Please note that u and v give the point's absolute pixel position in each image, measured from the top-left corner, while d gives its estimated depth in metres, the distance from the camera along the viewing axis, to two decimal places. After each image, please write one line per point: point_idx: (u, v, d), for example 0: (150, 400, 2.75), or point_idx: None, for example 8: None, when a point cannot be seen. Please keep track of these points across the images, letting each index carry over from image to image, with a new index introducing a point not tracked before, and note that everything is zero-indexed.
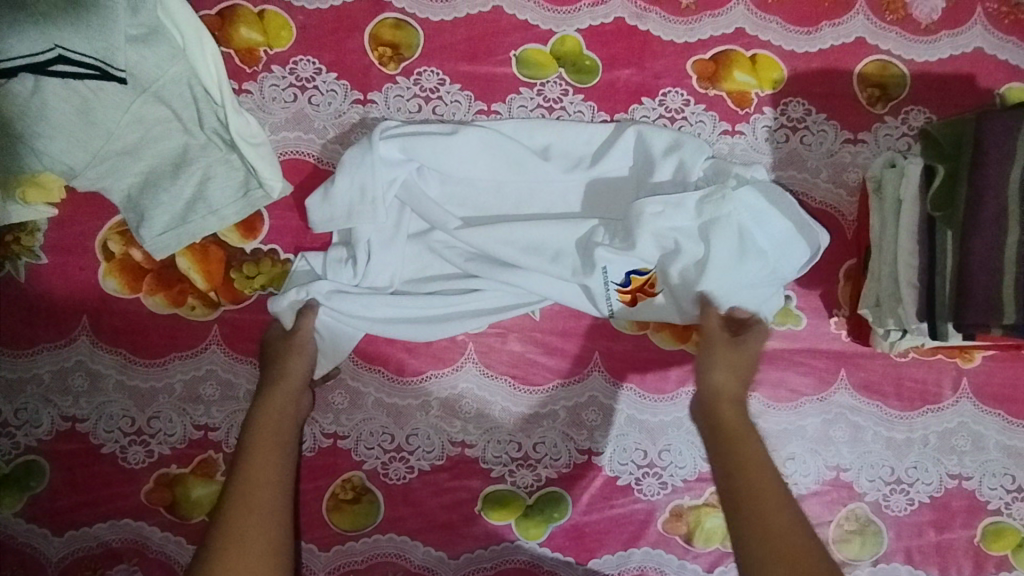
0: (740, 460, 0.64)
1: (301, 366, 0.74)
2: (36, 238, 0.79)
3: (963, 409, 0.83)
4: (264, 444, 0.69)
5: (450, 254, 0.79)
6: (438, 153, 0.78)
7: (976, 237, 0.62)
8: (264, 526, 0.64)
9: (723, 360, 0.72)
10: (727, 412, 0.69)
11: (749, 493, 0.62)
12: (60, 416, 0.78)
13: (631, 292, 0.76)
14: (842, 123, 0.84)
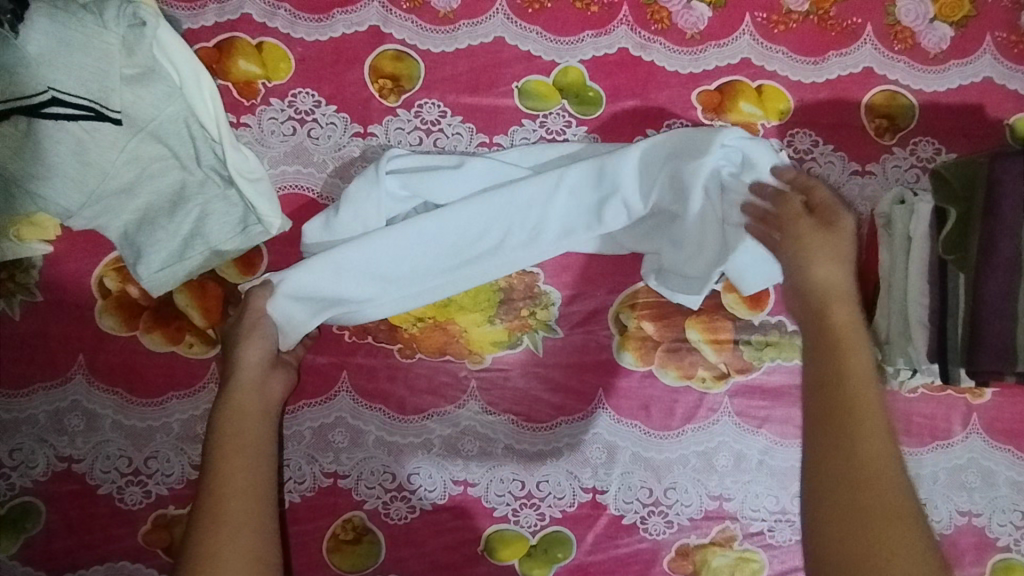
0: (844, 395, 0.59)
1: (257, 349, 0.73)
2: (31, 276, 0.78)
3: (973, 445, 0.82)
4: (232, 446, 0.68)
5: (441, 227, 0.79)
6: (439, 185, 0.77)
7: (990, 282, 0.61)
8: (240, 525, 0.64)
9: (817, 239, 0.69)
10: (839, 313, 0.66)
11: (855, 426, 0.57)
12: (56, 456, 0.77)
13: None
14: (851, 154, 0.83)
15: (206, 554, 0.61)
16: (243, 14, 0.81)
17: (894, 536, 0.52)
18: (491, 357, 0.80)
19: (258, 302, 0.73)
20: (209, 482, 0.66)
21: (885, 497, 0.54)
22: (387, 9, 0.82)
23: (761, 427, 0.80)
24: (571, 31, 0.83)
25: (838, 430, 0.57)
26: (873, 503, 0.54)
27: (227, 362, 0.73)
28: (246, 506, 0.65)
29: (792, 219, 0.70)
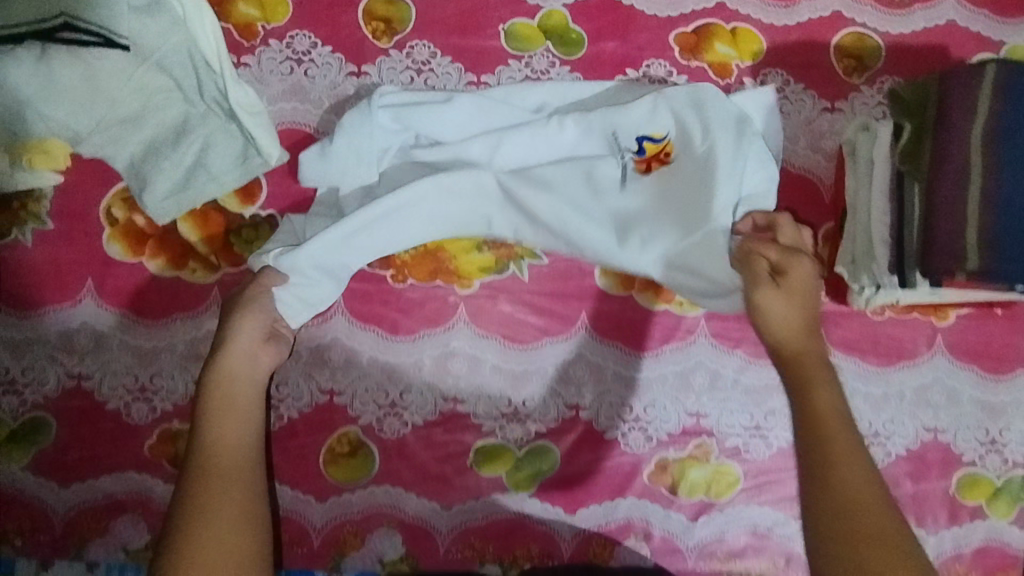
0: (829, 471, 0.63)
1: (253, 323, 0.75)
2: (43, 205, 0.82)
3: (938, 365, 0.86)
4: (221, 411, 0.72)
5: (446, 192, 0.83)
6: (430, 127, 0.82)
7: (940, 188, 0.66)
8: (231, 509, 0.66)
9: (782, 307, 0.70)
10: (821, 396, 0.67)
11: (846, 499, 0.61)
12: (66, 374, 0.81)
13: (646, 160, 0.80)
14: (820, 92, 0.87)
15: (197, 511, 0.66)
16: None
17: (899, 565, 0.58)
18: (479, 282, 0.84)
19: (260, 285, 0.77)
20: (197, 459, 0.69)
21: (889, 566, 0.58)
22: None
23: (736, 347, 0.85)
24: None
25: (832, 502, 0.62)
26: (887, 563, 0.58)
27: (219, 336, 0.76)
28: (232, 487, 0.68)
29: (755, 283, 0.71)
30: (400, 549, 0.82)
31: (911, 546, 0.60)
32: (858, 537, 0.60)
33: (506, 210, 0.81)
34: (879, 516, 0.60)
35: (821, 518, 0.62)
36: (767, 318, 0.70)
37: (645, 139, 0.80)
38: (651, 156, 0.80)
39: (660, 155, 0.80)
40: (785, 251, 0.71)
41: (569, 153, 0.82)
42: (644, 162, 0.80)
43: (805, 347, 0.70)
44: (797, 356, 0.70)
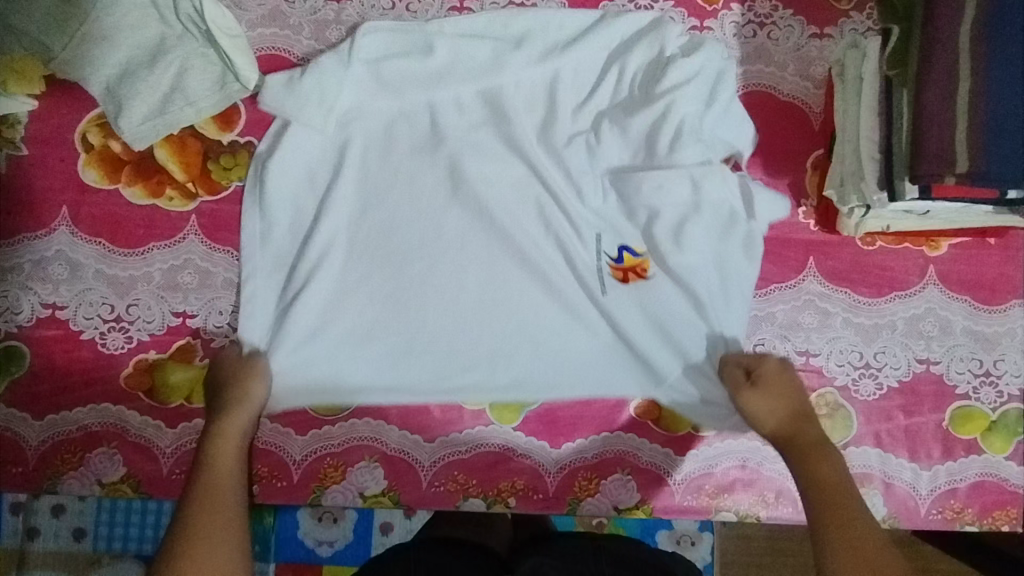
0: (847, 533, 0.66)
1: (258, 389, 0.75)
2: (18, 131, 0.80)
3: (930, 295, 0.84)
4: (222, 472, 0.70)
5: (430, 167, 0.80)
6: (410, 68, 0.79)
7: (927, 92, 0.64)
8: (218, 556, 0.65)
9: (764, 405, 0.75)
10: (824, 468, 0.71)
11: (866, 560, 0.63)
12: (40, 303, 0.79)
13: (624, 269, 0.78)
14: (809, 18, 0.86)
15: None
16: None
17: None
18: None
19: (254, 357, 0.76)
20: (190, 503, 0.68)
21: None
22: None
23: None
24: None
25: (855, 566, 0.63)
26: None
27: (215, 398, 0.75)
28: (225, 532, 0.66)
29: (737, 378, 0.76)
30: (382, 483, 0.80)
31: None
32: None
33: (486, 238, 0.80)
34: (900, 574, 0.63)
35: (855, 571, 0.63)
36: (762, 410, 0.75)
37: (626, 247, 0.78)
38: (629, 267, 0.78)
39: (638, 267, 0.78)
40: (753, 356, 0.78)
41: (546, 175, 0.79)
42: (622, 269, 0.78)
43: (802, 430, 0.74)
44: (793, 436, 0.74)
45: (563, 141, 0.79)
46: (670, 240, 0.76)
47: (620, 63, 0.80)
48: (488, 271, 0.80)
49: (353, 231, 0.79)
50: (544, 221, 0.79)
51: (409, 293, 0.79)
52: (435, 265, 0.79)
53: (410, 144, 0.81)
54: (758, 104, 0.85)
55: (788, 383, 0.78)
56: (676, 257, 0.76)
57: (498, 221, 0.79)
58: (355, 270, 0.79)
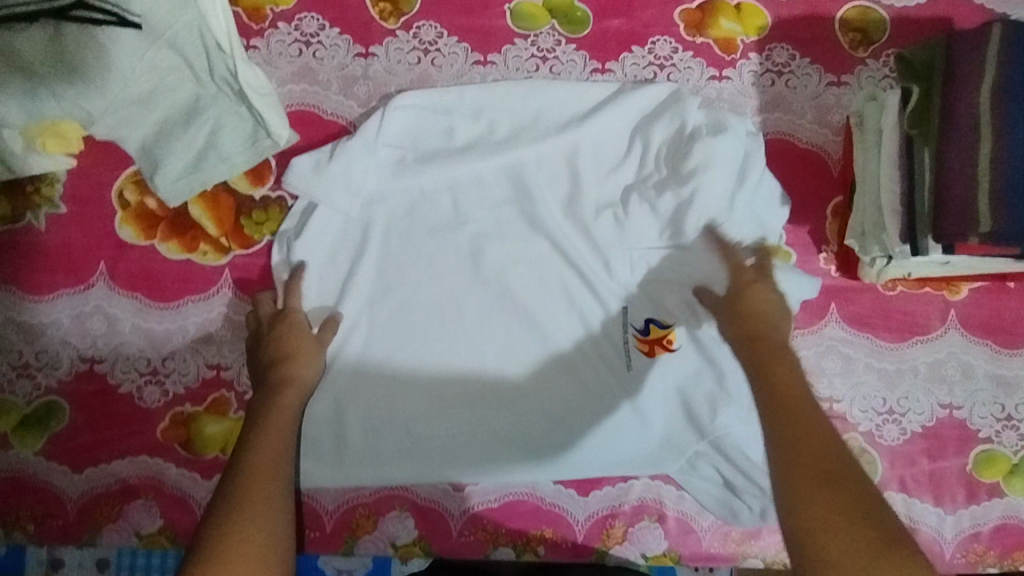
0: (792, 431, 0.60)
1: (310, 366, 0.75)
2: (56, 189, 0.83)
3: (952, 339, 0.85)
4: (273, 432, 0.69)
5: (455, 245, 0.81)
6: (437, 133, 0.82)
7: (949, 151, 0.65)
8: (269, 516, 0.62)
9: (732, 307, 0.72)
10: (783, 368, 0.66)
11: (804, 453, 0.58)
12: (79, 357, 0.82)
13: (650, 343, 0.77)
14: (826, 66, 0.87)
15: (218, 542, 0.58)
16: None
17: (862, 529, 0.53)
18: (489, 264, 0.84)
19: (313, 337, 0.77)
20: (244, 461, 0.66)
21: (851, 514, 0.54)
22: None
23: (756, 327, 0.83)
24: None
25: (801, 463, 0.58)
26: (848, 523, 0.54)
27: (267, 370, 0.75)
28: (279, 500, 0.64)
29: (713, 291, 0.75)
30: (413, 532, 0.82)
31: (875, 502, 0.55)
32: (836, 496, 0.55)
33: (514, 318, 0.81)
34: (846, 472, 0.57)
35: (789, 468, 0.58)
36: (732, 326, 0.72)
37: (654, 322, 0.78)
38: (655, 340, 0.77)
39: (665, 341, 0.77)
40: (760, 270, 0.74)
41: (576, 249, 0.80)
42: (648, 343, 0.77)
43: (763, 332, 0.70)
44: (751, 338, 0.70)
45: (590, 220, 0.80)
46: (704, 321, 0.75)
47: (643, 132, 0.81)
48: (515, 344, 0.80)
49: (377, 313, 0.80)
50: (571, 302, 0.80)
51: (436, 372, 0.80)
52: (460, 345, 0.80)
53: (436, 217, 0.82)
54: (777, 153, 0.86)
55: (769, 286, 0.73)
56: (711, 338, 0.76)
57: (523, 303, 0.80)
58: (382, 353, 0.80)
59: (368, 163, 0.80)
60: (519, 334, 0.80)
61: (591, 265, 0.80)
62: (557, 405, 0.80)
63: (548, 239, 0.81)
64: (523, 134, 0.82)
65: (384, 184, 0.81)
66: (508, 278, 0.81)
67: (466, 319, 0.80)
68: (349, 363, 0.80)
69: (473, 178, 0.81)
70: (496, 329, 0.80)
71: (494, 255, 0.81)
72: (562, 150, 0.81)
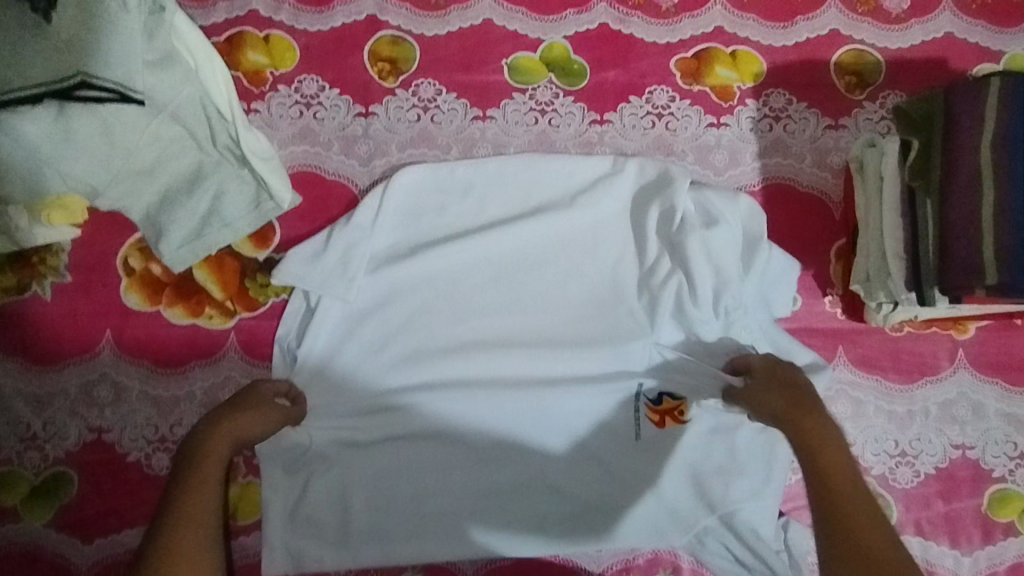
0: (850, 529, 0.60)
1: (252, 417, 0.72)
2: (61, 259, 0.84)
3: (961, 379, 0.85)
4: (199, 487, 0.65)
5: (468, 297, 0.83)
6: (435, 208, 0.84)
7: (951, 203, 0.66)
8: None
9: (764, 393, 0.74)
10: (829, 454, 0.66)
11: (867, 554, 0.58)
12: (87, 427, 0.81)
13: (660, 413, 0.81)
14: (823, 110, 0.87)
15: None
16: (250, 9, 0.87)
17: None
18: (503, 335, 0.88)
19: (274, 401, 0.75)
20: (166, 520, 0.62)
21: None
22: None
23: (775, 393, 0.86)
24: (555, 10, 0.88)
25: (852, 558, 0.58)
26: None
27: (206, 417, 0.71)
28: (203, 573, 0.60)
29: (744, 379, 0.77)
30: None
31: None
32: None
33: (531, 365, 0.82)
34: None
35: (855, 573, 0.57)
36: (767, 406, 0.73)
37: (666, 393, 0.82)
38: (665, 411, 0.81)
39: (675, 412, 0.81)
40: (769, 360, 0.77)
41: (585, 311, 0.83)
42: (659, 413, 0.82)
43: (808, 413, 0.70)
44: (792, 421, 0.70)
45: (588, 292, 0.83)
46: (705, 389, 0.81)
47: (646, 200, 0.84)
48: (533, 389, 0.81)
49: (376, 390, 0.81)
50: (572, 372, 0.82)
51: (441, 443, 0.81)
52: (461, 416, 0.81)
53: (447, 273, 0.83)
54: (778, 197, 0.86)
55: (796, 372, 0.75)
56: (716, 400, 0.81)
57: (523, 376, 0.82)
58: (382, 429, 0.80)
59: (381, 229, 0.83)
60: (534, 381, 0.82)
61: (591, 336, 0.83)
62: (561, 475, 0.81)
63: (546, 313, 0.83)
64: (522, 207, 0.84)
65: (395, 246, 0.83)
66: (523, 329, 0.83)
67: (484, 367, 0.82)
68: (351, 440, 0.80)
69: (469, 257, 0.83)
70: (512, 373, 0.82)
71: (507, 309, 0.83)
72: (567, 214, 0.84)
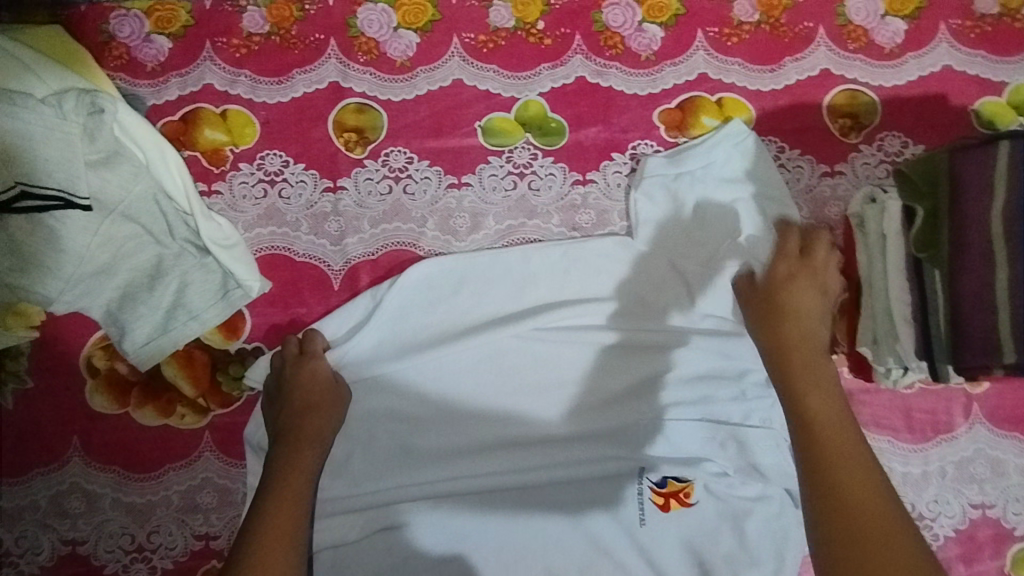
0: (802, 386, 0.64)
1: (324, 419, 0.73)
2: (22, 362, 0.79)
3: (977, 435, 0.80)
4: (289, 487, 0.69)
5: (462, 381, 0.78)
6: (426, 297, 0.80)
7: (963, 275, 0.61)
8: (282, 566, 0.64)
9: (779, 315, 0.69)
10: (792, 329, 0.68)
11: (817, 419, 0.62)
12: (60, 540, 0.77)
13: (665, 495, 0.74)
14: (818, 156, 0.83)
15: None
16: (205, 84, 0.82)
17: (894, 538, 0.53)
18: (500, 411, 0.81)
19: (335, 386, 0.75)
20: (265, 512, 0.67)
21: (876, 536, 0.54)
22: (345, 64, 0.83)
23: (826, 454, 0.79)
24: (528, 66, 0.83)
25: (841, 481, 0.57)
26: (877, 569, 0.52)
27: (289, 419, 0.74)
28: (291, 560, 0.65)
29: (748, 296, 0.71)
30: None
31: (913, 534, 0.55)
32: (857, 524, 0.55)
33: (529, 450, 0.76)
34: (870, 478, 0.57)
35: (819, 477, 0.58)
36: (769, 334, 0.68)
37: (670, 475, 0.75)
38: (670, 493, 0.74)
39: (681, 494, 0.74)
40: (806, 270, 0.71)
41: (583, 391, 0.78)
42: (663, 495, 0.74)
43: (813, 339, 0.67)
44: (782, 350, 0.67)
45: (582, 364, 0.78)
46: (711, 470, 0.75)
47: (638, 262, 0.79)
48: (534, 473, 0.75)
49: (364, 483, 0.76)
50: (572, 455, 0.76)
51: (435, 527, 0.74)
52: (455, 505, 0.74)
53: (441, 358, 0.78)
54: None
55: (808, 297, 0.69)
56: (724, 483, 0.75)
57: (523, 458, 0.76)
58: (367, 523, 0.75)
59: (381, 318, 0.79)
60: (541, 475, 0.75)
61: (597, 415, 0.77)
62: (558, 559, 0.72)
63: (536, 394, 0.78)
64: (515, 284, 0.80)
65: (382, 328, 0.79)
66: (519, 413, 0.78)
67: (481, 457, 0.76)
68: (335, 538, 0.74)
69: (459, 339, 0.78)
70: (512, 458, 0.76)
71: (506, 395, 0.78)
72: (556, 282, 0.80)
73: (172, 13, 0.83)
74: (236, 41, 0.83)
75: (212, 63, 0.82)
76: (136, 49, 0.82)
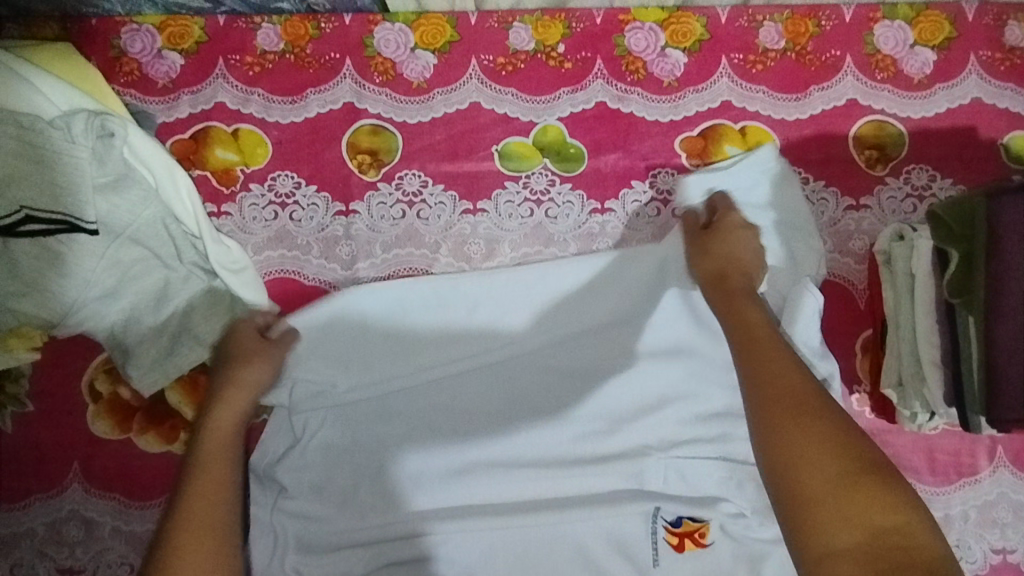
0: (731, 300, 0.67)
1: (257, 369, 0.70)
2: (22, 385, 0.77)
3: (1001, 479, 0.78)
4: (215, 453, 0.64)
5: (482, 402, 0.76)
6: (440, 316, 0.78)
7: (1000, 326, 0.59)
8: (211, 538, 0.57)
9: (720, 248, 0.72)
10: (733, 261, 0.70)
11: (742, 329, 0.63)
12: (56, 569, 0.75)
13: (679, 535, 0.71)
14: (843, 189, 0.80)
15: None
16: (217, 102, 0.80)
17: (813, 425, 0.52)
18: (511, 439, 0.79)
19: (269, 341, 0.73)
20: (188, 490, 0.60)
21: (805, 421, 0.53)
22: (360, 84, 0.81)
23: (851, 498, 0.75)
24: (547, 89, 0.82)
25: (766, 380, 0.57)
26: (808, 449, 0.51)
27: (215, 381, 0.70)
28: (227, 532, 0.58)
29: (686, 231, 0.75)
30: None
31: (835, 409, 0.54)
32: (780, 404, 0.54)
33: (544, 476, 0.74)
34: (798, 378, 0.56)
35: (752, 374, 0.58)
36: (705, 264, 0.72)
37: (685, 514, 0.72)
38: (685, 532, 0.71)
39: (695, 534, 0.71)
40: (733, 217, 0.74)
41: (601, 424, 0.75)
42: (677, 535, 0.71)
43: (732, 272, 0.70)
44: (720, 278, 0.70)
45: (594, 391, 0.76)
46: (728, 510, 0.72)
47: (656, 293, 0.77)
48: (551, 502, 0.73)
49: (369, 518, 0.72)
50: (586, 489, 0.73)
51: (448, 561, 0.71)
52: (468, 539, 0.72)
53: (459, 380, 0.77)
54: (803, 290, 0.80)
55: (743, 238, 0.73)
56: (742, 525, 0.71)
57: (538, 487, 0.74)
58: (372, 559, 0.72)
59: (396, 334, 0.77)
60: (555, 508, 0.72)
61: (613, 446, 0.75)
62: None
63: (555, 418, 0.76)
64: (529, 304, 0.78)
65: (399, 347, 0.77)
66: (540, 438, 0.75)
67: (499, 481, 0.73)
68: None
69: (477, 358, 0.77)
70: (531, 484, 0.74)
71: (525, 419, 0.76)
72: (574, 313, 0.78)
73: (185, 29, 0.81)
74: (250, 59, 0.81)
75: (224, 80, 0.80)
76: (147, 65, 0.80)
